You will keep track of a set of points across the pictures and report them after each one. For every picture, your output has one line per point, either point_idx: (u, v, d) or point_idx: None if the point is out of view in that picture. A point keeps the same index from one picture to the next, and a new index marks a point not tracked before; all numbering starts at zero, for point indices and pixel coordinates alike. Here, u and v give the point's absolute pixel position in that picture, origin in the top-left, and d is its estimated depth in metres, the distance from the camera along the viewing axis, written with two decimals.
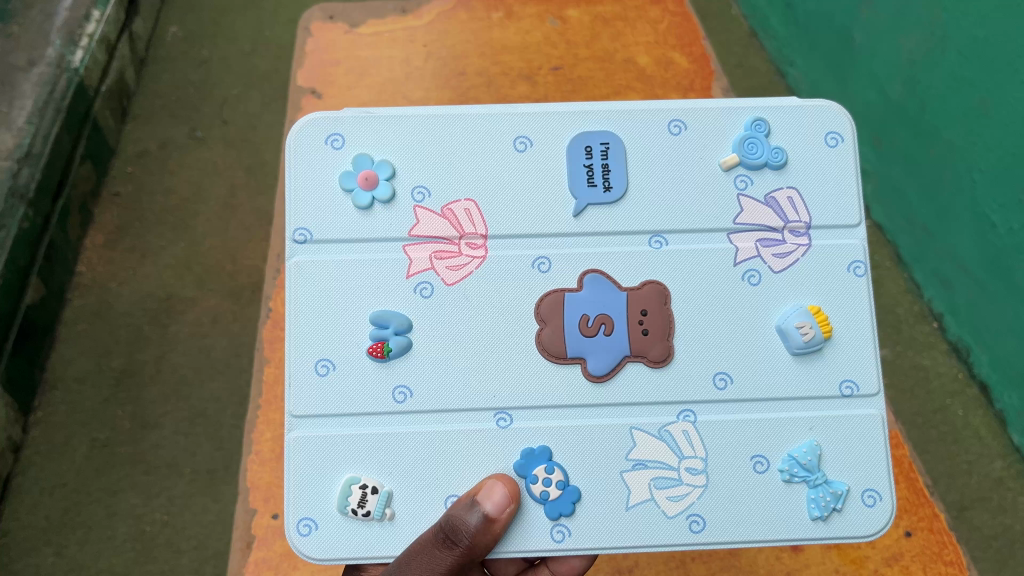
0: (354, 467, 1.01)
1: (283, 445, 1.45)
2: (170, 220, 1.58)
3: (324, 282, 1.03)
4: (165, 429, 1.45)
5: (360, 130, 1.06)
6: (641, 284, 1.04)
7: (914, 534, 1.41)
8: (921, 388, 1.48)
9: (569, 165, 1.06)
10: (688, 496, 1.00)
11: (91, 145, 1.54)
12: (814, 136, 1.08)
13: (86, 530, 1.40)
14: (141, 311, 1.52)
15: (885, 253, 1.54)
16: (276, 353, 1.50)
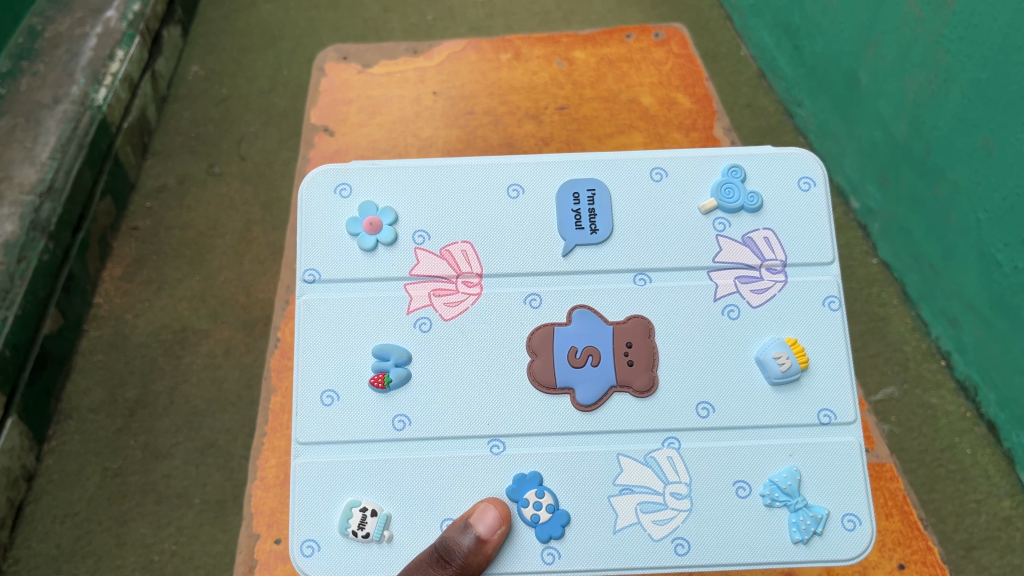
0: (355, 491, 1.03)
1: (287, 472, 1.48)
2: (187, 253, 1.63)
3: (333, 314, 1.07)
4: (176, 459, 1.48)
5: (367, 180, 1.12)
6: (626, 319, 1.07)
7: (908, 567, 1.42)
8: (929, 426, 1.50)
9: (559, 210, 1.10)
10: (673, 521, 1.02)
11: (111, 180, 1.59)
12: (790, 182, 1.12)
13: (96, 559, 1.42)
14: (157, 342, 1.56)
15: (892, 292, 1.58)
16: (283, 382, 1.53)
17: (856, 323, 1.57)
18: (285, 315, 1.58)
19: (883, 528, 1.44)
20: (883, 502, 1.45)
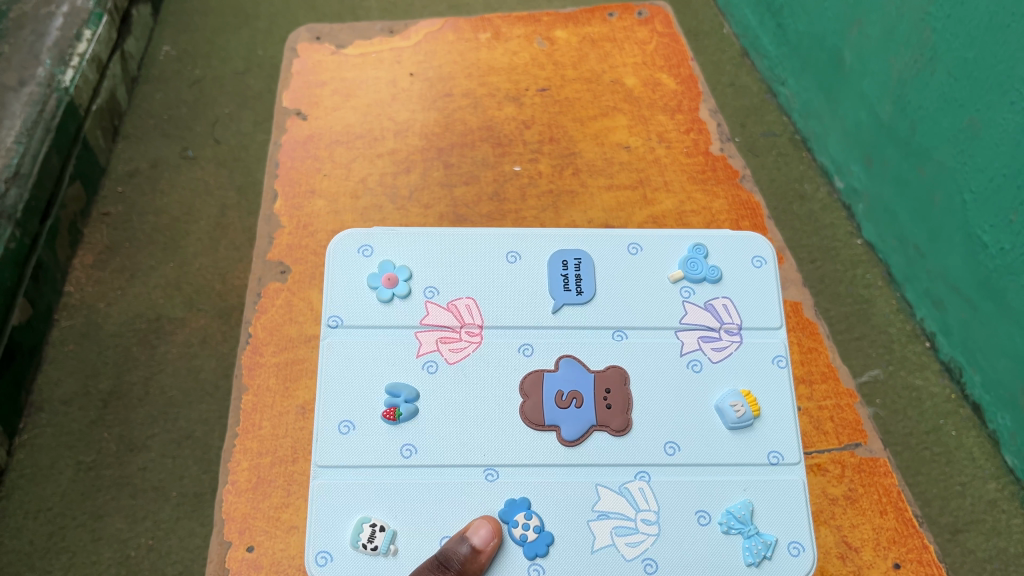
0: (364, 509, 0.97)
1: (260, 473, 1.35)
2: (160, 239, 1.54)
3: (352, 357, 1.02)
4: (152, 452, 1.37)
5: (389, 242, 1.08)
6: (607, 368, 1.03)
7: (903, 566, 1.30)
8: (913, 408, 1.40)
9: (546, 275, 1.07)
10: (642, 543, 0.96)
11: (81, 164, 1.51)
12: (744, 260, 1.10)
13: (71, 555, 1.30)
14: (130, 331, 1.46)
15: (876, 272, 1.50)
16: (255, 380, 1.41)
17: (842, 304, 1.49)
18: (258, 309, 1.47)
19: (878, 526, 1.33)
20: (875, 499, 1.35)
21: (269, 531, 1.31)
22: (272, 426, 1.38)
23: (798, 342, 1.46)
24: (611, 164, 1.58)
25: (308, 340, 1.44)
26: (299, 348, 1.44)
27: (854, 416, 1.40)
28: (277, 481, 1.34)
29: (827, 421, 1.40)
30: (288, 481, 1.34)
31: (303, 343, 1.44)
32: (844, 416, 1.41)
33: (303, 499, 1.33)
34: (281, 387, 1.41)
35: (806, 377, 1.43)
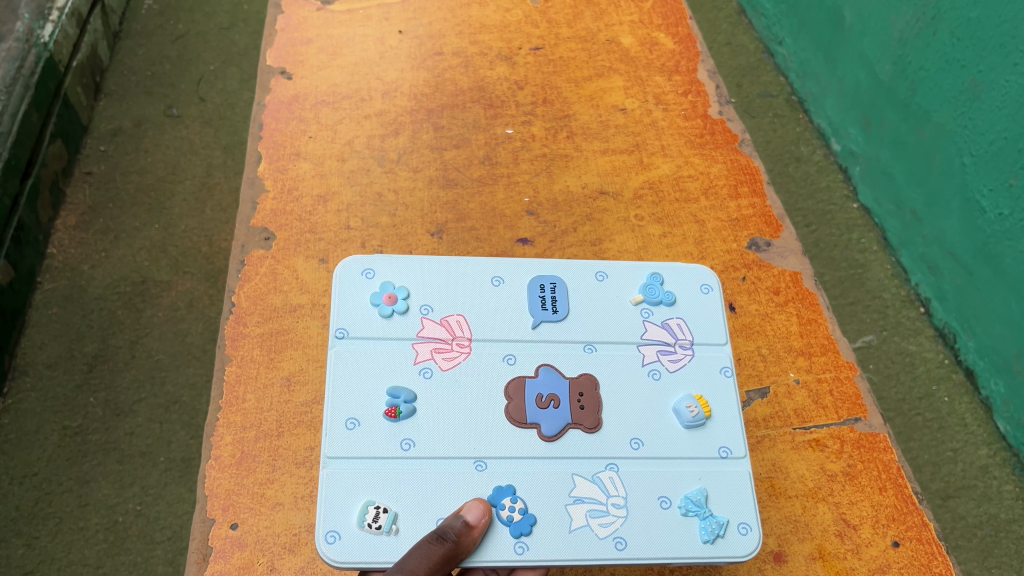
0: (368, 492, 0.87)
1: (245, 447, 1.15)
2: (146, 201, 1.39)
3: (356, 367, 0.93)
4: (139, 417, 1.19)
5: (394, 263, 0.99)
6: (578, 376, 0.95)
7: (903, 544, 1.11)
8: (906, 374, 1.24)
9: (524, 295, 0.99)
10: (611, 525, 0.88)
11: (62, 124, 1.38)
12: (693, 283, 1.04)
13: (57, 521, 1.11)
14: (115, 295, 1.29)
15: (872, 237, 1.38)
16: (238, 352, 1.22)
17: (837, 269, 1.35)
18: (241, 278, 1.30)
19: (877, 503, 1.13)
20: (875, 476, 1.15)
21: (254, 509, 1.11)
22: (257, 399, 1.19)
23: (796, 313, 1.29)
24: (606, 127, 1.50)
25: (294, 310, 1.27)
26: (284, 318, 1.26)
27: (855, 390, 1.22)
28: (261, 457, 1.14)
29: (827, 395, 1.21)
30: (273, 456, 1.14)
31: (289, 313, 1.26)
32: (843, 390, 1.22)
33: (290, 475, 1.13)
34: (265, 358, 1.22)
35: (803, 350, 1.25)
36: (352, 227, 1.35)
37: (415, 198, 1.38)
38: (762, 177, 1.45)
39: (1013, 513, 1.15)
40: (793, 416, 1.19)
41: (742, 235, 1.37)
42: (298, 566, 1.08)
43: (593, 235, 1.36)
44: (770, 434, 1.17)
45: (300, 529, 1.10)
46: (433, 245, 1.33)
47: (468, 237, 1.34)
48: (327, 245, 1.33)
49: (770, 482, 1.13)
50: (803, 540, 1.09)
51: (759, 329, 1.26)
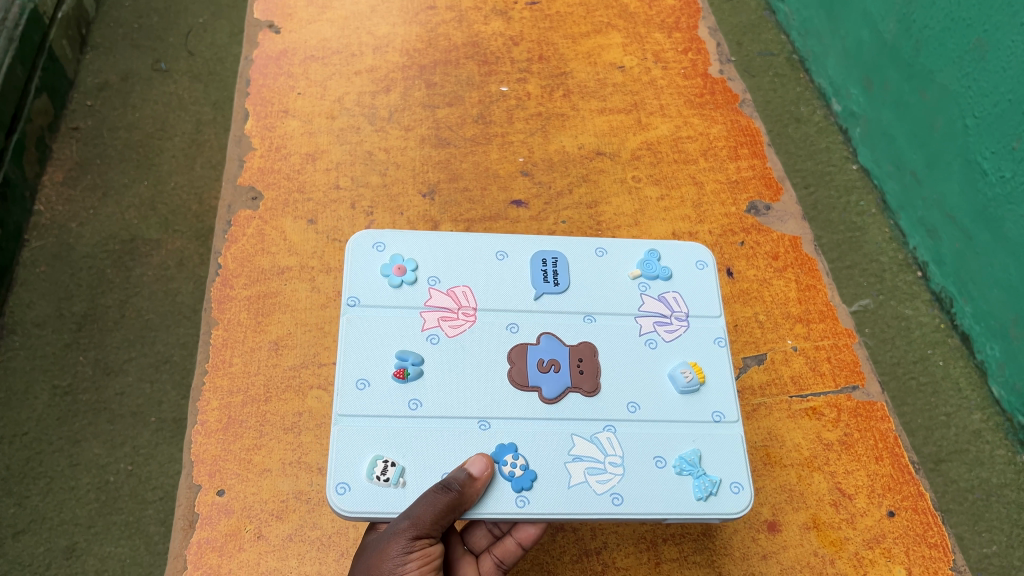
0: (376, 447, 0.83)
1: (233, 413, 1.04)
2: (134, 156, 1.35)
3: (367, 334, 0.89)
4: (129, 377, 1.16)
5: (406, 237, 0.96)
6: (578, 343, 0.92)
7: (898, 514, 1.06)
8: (901, 338, 1.21)
9: (525, 269, 0.96)
10: (609, 481, 0.84)
11: (47, 77, 1.34)
12: (688, 257, 0.99)
13: (49, 481, 1.09)
14: (103, 253, 1.26)
15: (871, 200, 1.35)
16: (226, 315, 1.14)
17: (834, 232, 1.32)
18: (227, 239, 1.23)
19: (872, 473, 1.09)
20: (871, 444, 1.10)
21: (241, 475, 0.99)
22: (244, 364, 1.08)
23: (795, 279, 1.24)
24: (604, 85, 1.45)
25: (282, 273, 1.18)
26: (272, 281, 1.17)
27: (852, 357, 1.18)
28: (248, 423, 1.03)
29: (824, 363, 1.16)
30: (261, 422, 1.03)
31: (277, 276, 1.17)
32: (842, 356, 1.17)
33: (278, 441, 1.02)
34: (253, 322, 1.13)
35: (802, 317, 1.20)
36: (341, 186, 1.29)
37: (406, 157, 1.33)
38: (763, 139, 1.41)
39: (1005, 477, 1.11)
40: (790, 383, 1.14)
41: (741, 198, 1.33)
42: (284, 535, 0.95)
43: (589, 197, 1.31)
44: (766, 402, 1.12)
45: (289, 496, 0.98)
46: (424, 206, 1.28)
47: (459, 198, 1.29)
48: (316, 206, 1.26)
49: (765, 451, 1.08)
50: (798, 509, 1.05)
51: (757, 296, 1.22)
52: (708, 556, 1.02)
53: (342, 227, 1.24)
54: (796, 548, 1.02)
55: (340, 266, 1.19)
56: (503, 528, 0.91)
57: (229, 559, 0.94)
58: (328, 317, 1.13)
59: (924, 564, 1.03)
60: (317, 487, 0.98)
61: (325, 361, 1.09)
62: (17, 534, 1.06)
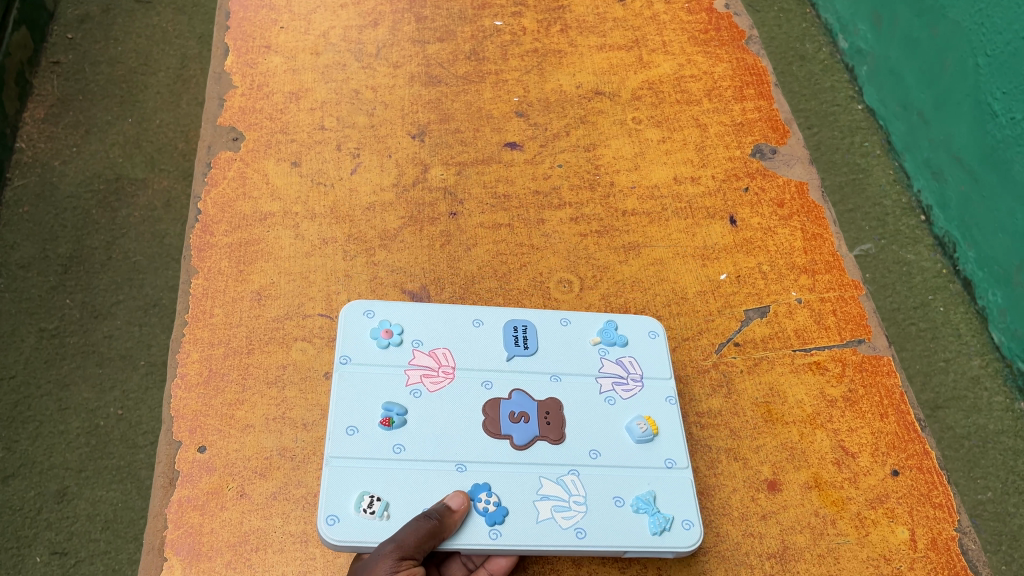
0: (362, 485, 0.81)
1: (214, 367, 1.00)
2: (117, 93, 1.31)
3: (358, 389, 0.86)
4: (117, 320, 1.13)
5: (398, 303, 0.92)
6: (546, 398, 0.89)
7: (902, 474, 0.94)
8: (903, 284, 1.18)
9: (493, 332, 0.92)
10: (573, 517, 0.82)
11: (25, 8, 1.29)
12: (640, 326, 0.95)
13: (38, 425, 1.06)
14: (88, 193, 1.22)
15: (875, 140, 1.29)
16: (206, 263, 1.09)
17: (837, 174, 1.27)
18: (207, 182, 1.16)
19: (876, 431, 0.97)
20: (876, 401, 0.99)
21: (223, 431, 0.96)
22: (226, 315, 1.04)
23: (800, 228, 1.13)
24: (603, 20, 1.35)
25: (265, 219, 1.12)
26: (254, 228, 1.12)
27: (859, 310, 1.07)
28: (230, 376, 0.99)
29: (829, 316, 1.06)
30: (243, 375, 0.99)
31: (259, 222, 1.12)
32: (847, 310, 1.07)
33: (261, 395, 0.98)
34: (235, 271, 1.08)
35: (807, 268, 1.10)
36: (327, 127, 1.21)
37: (394, 96, 1.24)
38: (768, 79, 1.30)
39: (1003, 424, 1.10)
40: (794, 337, 1.03)
41: (746, 142, 1.22)
42: (268, 493, 0.92)
43: (587, 139, 1.21)
44: (768, 356, 1.01)
45: (273, 452, 0.94)
46: (414, 148, 1.19)
47: (451, 140, 1.20)
48: (300, 147, 1.19)
49: (766, 407, 0.98)
50: (799, 468, 0.94)
51: (761, 246, 1.11)
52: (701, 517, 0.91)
53: (327, 170, 1.17)
54: (798, 509, 0.91)
55: (324, 212, 1.13)
56: (476, 561, 0.85)
57: (211, 519, 0.90)
58: (313, 266, 1.08)
59: (927, 525, 0.91)
60: (302, 443, 0.95)
61: (309, 313, 1.04)
62: (6, 479, 1.03)
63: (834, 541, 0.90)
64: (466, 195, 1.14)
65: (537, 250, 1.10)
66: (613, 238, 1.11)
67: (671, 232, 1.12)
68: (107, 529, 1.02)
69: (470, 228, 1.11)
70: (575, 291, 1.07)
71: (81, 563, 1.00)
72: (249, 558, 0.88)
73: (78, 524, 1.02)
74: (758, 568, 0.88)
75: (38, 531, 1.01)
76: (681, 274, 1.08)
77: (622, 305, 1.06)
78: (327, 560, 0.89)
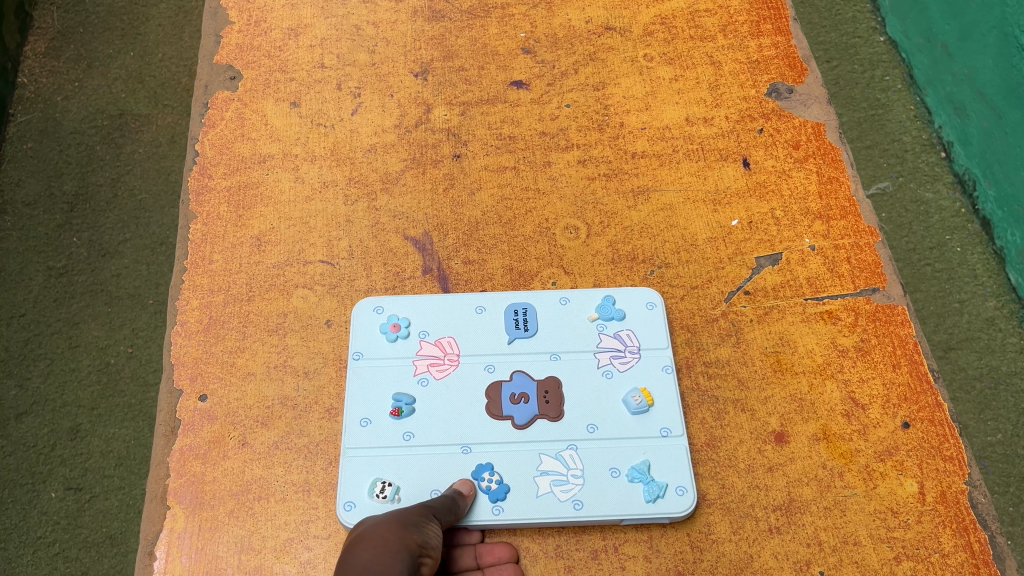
0: (375, 471, 0.86)
1: (214, 314, 0.99)
2: (119, 25, 1.27)
3: (370, 384, 0.91)
4: (125, 259, 1.11)
5: (406, 298, 0.96)
6: (545, 377, 0.91)
7: (913, 426, 0.92)
8: (919, 223, 1.09)
9: (495, 318, 0.95)
10: (570, 489, 0.86)
11: None
12: (638, 297, 0.97)
13: (49, 362, 1.05)
14: (91, 128, 1.19)
15: (896, 74, 1.19)
16: (205, 208, 1.06)
17: (856, 109, 1.17)
18: (204, 123, 1.13)
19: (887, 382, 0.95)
20: (889, 351, 0.96)
21: (224, 379, 0.95)
22: (225, 261, 1.02)
23: (816, 171, 1.09)
24: None
25: (264, 161, 1.09)
26: (253, 170, 1.09)
27: (875, 258, 1.03)
28: (231, 324, 0.98)
29: (843, 263, 1.02)
30: (243, 323, 0.98)
31: (258, 164, 1.09)
32: (863, 258, 1.03)
33: (261, 343, 0.97)
34: (233, 216, 1.05)
35: (822, 213, 1.06)
36: (327, 65, 1.17)
37: (396, 32, 1.20)
38: (788, 12, 1.23)
39: (1017, 366, 1.01)
40: (806, 285, 1.00)
41: (762, 80, 1.16)
42: (270, 442, 0.91)
43: (597, 77, 1.17)
44: (779, 304, 0.99)
45: (274, 402, 0.93)
46: (416, 87, 1.15)
47: (455, 78, 1.16)
48: (299, 86, 1.15)
49: (776, 357, 0.96)
50: (808, 420, 0.92)
51: (775, 190, 1.07)
52: (708, 467, 0.90)
53: (327, 110, 1.13)
54: (805, 461, 0.90)
55: (325, 153, 1.10)
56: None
57: (214, 467, 0.90)
58: (314, 211, 1.05)
59: (937, 478, 0.89)
60: (303, 393, 0.94)
61: (310, 259, 1.02)
62: (20, 416, 1.02)
63: (841, 494, 0.88)
64: (470, 136, 1.11)
65: (543, 194, 1.07)
66: (622, 181, 1.08)
67: (681, 174, 1.08)
68: (120, 465, 1.00)
69: (474, 171, 1.08)
70: (582, 237, 1.04)
71: (95, 499, 0.99)
72: (252, 508, 0.88)
73: (92, 461, 1.00)
74: (763, 520, 0.87)
75: (53, 467, 1.00)
76: (691, 219, 1.05)
77: (630, 251, 1.03)
78: (329, 509, 0.88)
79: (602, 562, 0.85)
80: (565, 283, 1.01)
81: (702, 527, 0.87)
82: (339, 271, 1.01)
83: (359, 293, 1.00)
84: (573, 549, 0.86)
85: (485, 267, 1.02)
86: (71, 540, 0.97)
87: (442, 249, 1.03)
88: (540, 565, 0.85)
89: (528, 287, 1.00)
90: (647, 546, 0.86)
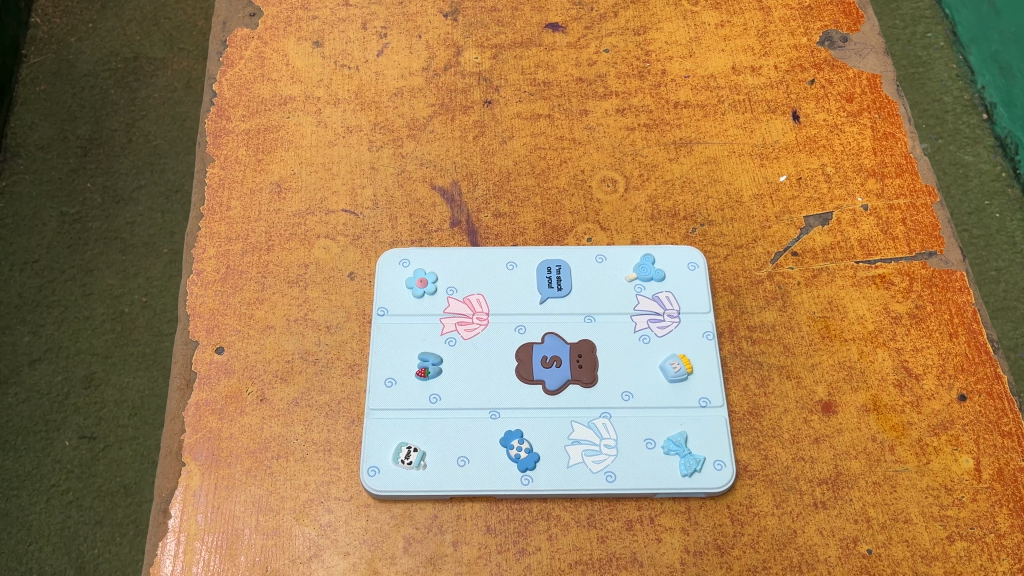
0: (399, 433, 0.82)
1: (230, 263, 0.94)
2: None
3: (395, 343, 0.86)
4: (139, 206, 1.26)
5: (434, 252, 0.91)
6: (579, 340, 0.86)
7: (971, 400, 0.87)
8: (958, 187, 1.24)
9: (527, 275, 0.90)
10: (603, 460, 0.81)
11: None
12: (679, 258, 0.91)
13: (62, 309, 1.21)
14: (106, 71, 1.34)
15: (940, 31, 1.31)
16: (223, 151, 1.01)
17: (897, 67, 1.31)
18: (222, 63, 1.06)
19: (942, 352, 0.89)
20: (945, 320, 0.91)
21: (242, 331, 0.90)
22: (244, 208, 0.97)
23: (870, 126, 1.02)
24: None
25: (285, 103, 1.04)
26: (273, 113, 1.03)
27: (932, 219, 0.96)
28: (249, 274, 0.93)
29: (898, 225, 0.96)
30: (263, 273, 0.93)
31: (279, 107, 1.03)
32: (920, 219, 0.96)
33: (281, 295, 0.92)
34: (253, 160, 1.00)
35: (876, 171, 0.99)
36: (351, 3, 1.10)
37: None
38: None
39: None
40: (857, 247, 0.94)
41: (814, 28, 1.09)
42: (290, 399, 0.87)
43: (637, 21, 1.09)
44: (828, 267, 0.93)
45: (295, 355, 0.89)
46: (445, 28, 1.08)
47: (487, 20, 1.09)
48: (322, 25, 1.09)
49: (824, 323, 0.90)
50: (857, 390, 0.87)
51: (826, 145, 1.01)
52: (751, 438, 0.85)
53: (351, 51, 1.07)
54: (853, 433, 0.85)
55: (349, 97, 1.04)
56: None
57: (231, 424, 0.86)
58: (337, 156, 1.00)
59: (994, 455, 0.85)
60: (325, 347, 0.89)
61: (333, 207, 0.97)
62: (34, 362, 1.18)
63: (891, 469, 0.84)
64: (503, 82, 1.05)
65: (579, 144, 1.01)
66: (663, 133, 1.02)
67: (727, 127, 1.02)
68: (134, 416, 1.17)
69: (506, 118, 1.02)
70: (620, 191, 0.98)
71: (110, 448, 1.15)
72: (270, 467, 0.84)
73: (106, 410, 1.17)
74: (808, 494, 0.82)
75: (66, 416, 1.16)
76: (736, 174, 0.99)
77: (670, 207, 0.97)
78: (351, 470, 0.84)
79: (637, 533, 0.81)
80: (602, 239, 0.95)
81: (742, 499, 0.82)
82: (363, 221, 0.96)
83: (384, 245, 0.95)
84: (607, 519, 0.81)
85: (517, 221, 0.96)
86: (84, 488, 1.14)
87: (471, 200, 0.97)
88: (571, 534, 0.81)
89: (562, 243, 0.95)
90: (685, 518, 0.81)
